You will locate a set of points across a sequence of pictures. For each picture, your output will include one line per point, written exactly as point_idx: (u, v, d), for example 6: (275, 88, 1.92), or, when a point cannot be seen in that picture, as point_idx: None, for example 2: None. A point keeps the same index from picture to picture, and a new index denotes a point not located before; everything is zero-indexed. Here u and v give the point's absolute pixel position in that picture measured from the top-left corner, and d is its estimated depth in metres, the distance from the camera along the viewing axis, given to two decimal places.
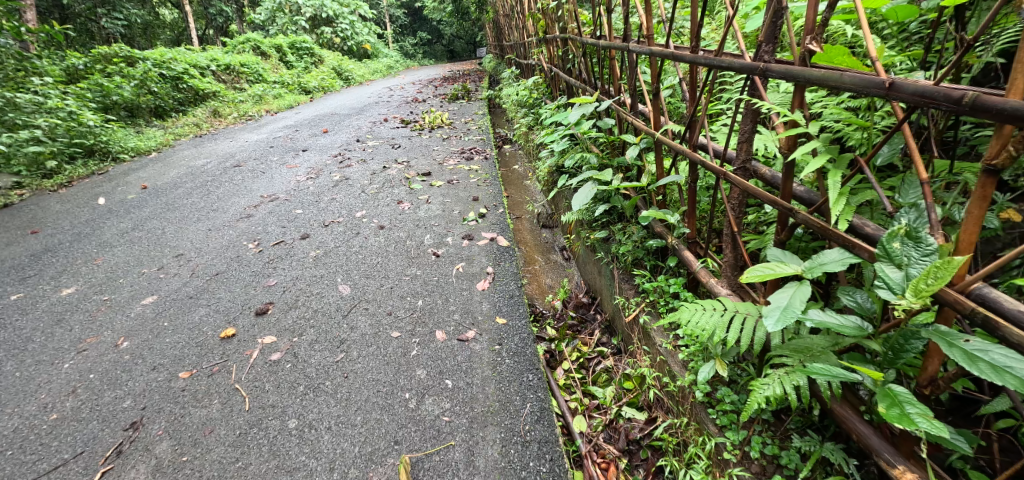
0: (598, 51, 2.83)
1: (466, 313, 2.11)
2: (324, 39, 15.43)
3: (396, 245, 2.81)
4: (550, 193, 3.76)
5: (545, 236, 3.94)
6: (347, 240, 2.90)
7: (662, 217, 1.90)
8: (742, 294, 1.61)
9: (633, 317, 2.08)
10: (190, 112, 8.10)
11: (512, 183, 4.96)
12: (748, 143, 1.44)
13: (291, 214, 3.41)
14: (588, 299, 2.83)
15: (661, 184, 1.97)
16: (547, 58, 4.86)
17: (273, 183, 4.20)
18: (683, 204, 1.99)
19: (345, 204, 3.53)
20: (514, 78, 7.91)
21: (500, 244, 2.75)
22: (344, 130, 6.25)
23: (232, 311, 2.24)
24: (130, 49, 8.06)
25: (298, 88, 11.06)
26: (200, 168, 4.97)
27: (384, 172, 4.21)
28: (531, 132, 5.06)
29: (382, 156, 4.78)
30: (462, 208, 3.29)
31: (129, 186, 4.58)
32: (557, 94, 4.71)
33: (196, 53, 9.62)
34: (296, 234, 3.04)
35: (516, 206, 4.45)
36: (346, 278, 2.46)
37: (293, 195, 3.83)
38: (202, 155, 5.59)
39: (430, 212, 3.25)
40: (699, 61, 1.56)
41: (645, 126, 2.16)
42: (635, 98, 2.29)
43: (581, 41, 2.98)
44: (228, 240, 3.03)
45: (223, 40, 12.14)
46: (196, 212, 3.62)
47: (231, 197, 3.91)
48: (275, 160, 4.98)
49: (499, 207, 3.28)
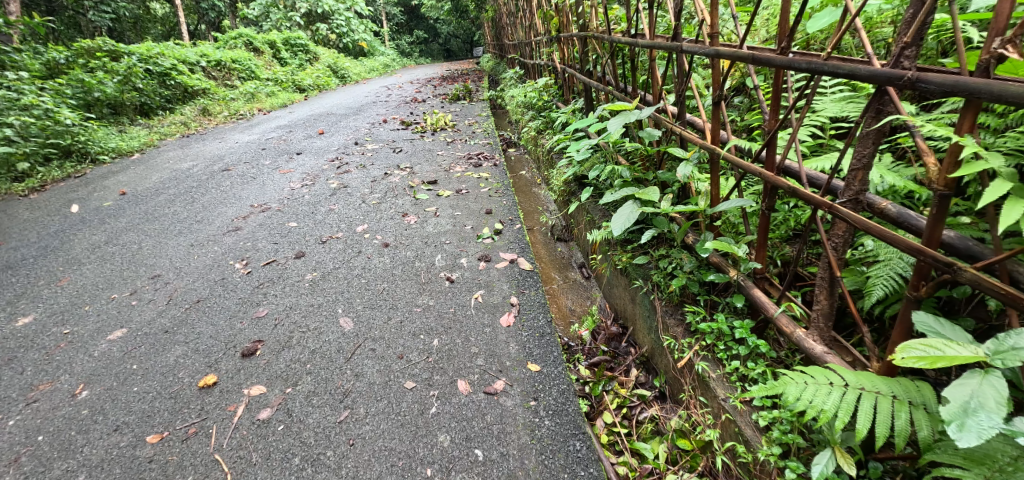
0: (631, 54, 2.54)
1: (491, 357, 1.79)
2: (319, 36, 15.05)
3: (404, 266, 2.51)
4: (567, 205, 3.48)
5: (560, 250, 3.64)
6: (348, 260, 2.58)
7: (729, 249, 1.59)
8: (840, 350, 1.31)
9: (685, 361, 1.75)
10: (178, 109, 7.72)
11: (520, 190, 4.64)
12: (866, 170, 1.12)
13: (284, 227, 3.08)
14: (618, 329, 2.53)
15: (725, 208, 1.66)
16: (560, 59, 4.57)
17: (264, 190, 3.86)
18: (749, 232, 1.68)
19: (344, 216, 3.21)
20: (519, 78, 7.61)
21: (521, 267, 2.44)
22: (341, 131, 5.90)
23: (215, 352, 1.93)
24: (114, 43, 7.67)
25: (292, 85, 10.68)
26: (185, 171, 4.61)
27: (386, 180, 3.88)
28: (541, 137, 4.75)
29: (384, 160, 4.44)
30: (474, 222, 2.98)
31: (107, 191, 4.23)
32: (571, 97, 4.41)
33: (185, 48, 9.22)
34: (289, 252, 2.71)
35: (527, 217, 4.14)
36: (348, 308, 2.14)
37: (286, 204, 3.49)
38: (188, 157, 5.22)
39: (440, 227, 2.94)
40: (796, 64, 1.24)
41: (698, 139, 1.85)
42: (684, 107, 2.00)
43: (611, 40, 2.68)
44: (211, 259, 2.70)
45: (216, 36, 11.76)
46: (178, 224, 3.28)
47: (218, 206, 3.57)
48: (267, 164, 4.63)
49: (517, 221, 2.97)
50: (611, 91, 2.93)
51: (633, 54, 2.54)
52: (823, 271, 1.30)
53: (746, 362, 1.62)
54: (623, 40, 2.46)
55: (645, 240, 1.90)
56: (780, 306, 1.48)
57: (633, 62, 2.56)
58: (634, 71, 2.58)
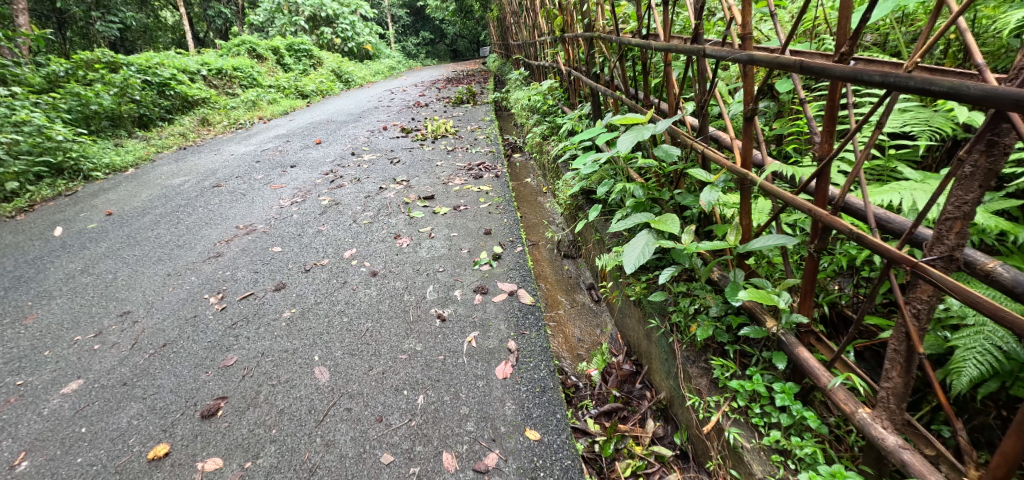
0: (643, 57, 2.27)
1: (483, 422, 1.55)
2: (324, 40, 14.91)
3: (392, 299, 2.27)
4: (574, 220, 3.24)
5: (567, 269, 3.40)
6: (331, 293, 2.35)
7: (769, 301, 1.35)
8: (915, 436, 1.11)
9: (713, 424, 1.49)
10: (177, 120, 7.57)
11: (525, 200, 4.40)
12: (966, 220, 0.89)
13: (267, 253, 2.85)
14: (631, 368, 2.28)
15: (762, 248, 1.41)
16: (564, 60, 4.31)
17: (252, 209, 3.64)
18: (791, 274, 1.44)
19: (332, 238, 2.98)
20: (523, 80, 7.34)
21: (521, 300, 2.19)
22: (339, 141, 5.68)
23: (172, 411, 1.70)
24: (113, 55, 7.55)
25: (294, 92, 10.52)
26: (175, 188, 4.42)
27: (381, 195, 3.65)
28: (546, 145, 4.50)
29: (380, 173, 4.21)
30: (472, 244, 2.73)
31: (93, 211, 4.05)
32: (578, 101, 4.17)
33: (186, 57, 9.10)
34: (269, 283, 2.49)
35: (532, 230, 3.89)
36: (326, 355, 1.90)
37: (273, 225, 3.27)
38: (181, 172, 5.03)
39: (434, 251, 2.70)
40: (866, 77, 0.99)
41: (726, 160, 1.59)
42: (705, 120, 1.74)
43: (619, 41, 2.41)
44: (185, 292, 2.48)
45: (219, 44, 11.66)
46: (157, 249, 3.08)
47: (202, 228, 3.36)
48: (259, 178, 4.42)
49: (519, 242, 2.72)
50: (619, 98, 2.66)
51: (645, 57, 2.27)
52: (897, 342, 1.07)
53: (788, 434, 1.38)
54: (634, 42, 2.19)
55: (663, 281, 1.64)
56: (836, 376, 1.24)
57: (644, 66, 2.29)
58: (646, 76, 2.31)
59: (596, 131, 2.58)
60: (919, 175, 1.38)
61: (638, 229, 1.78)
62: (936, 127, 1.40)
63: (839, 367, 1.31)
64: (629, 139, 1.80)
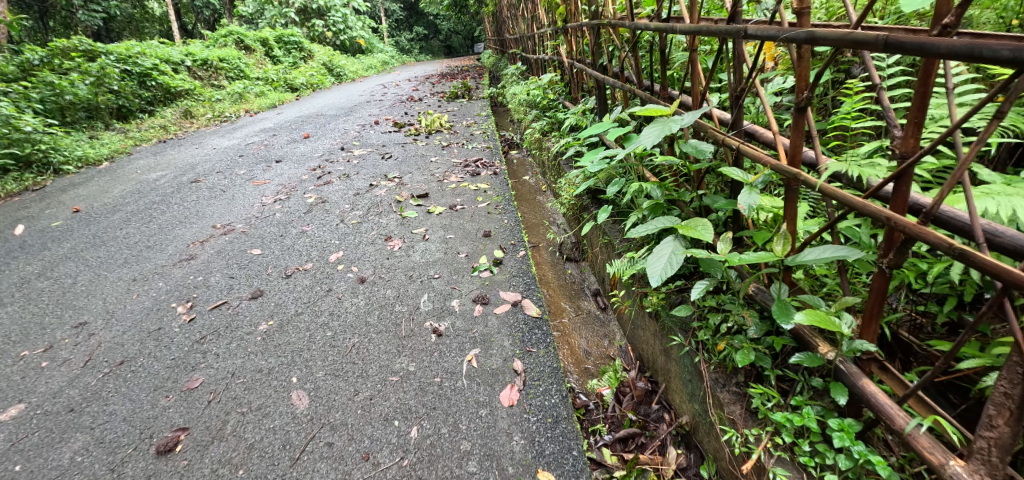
0: (661, 44, 2.06)
1: (487, 461, 1.33)
2: (315, 33, 14.54)
3: (382, 310, 2.04)
4: (579, 222, 3.03)
5: (570, 273, 3.19)
6: (313, 303, 2.11)
7: (832, 326, 1.14)
8: None
9: (753, 463, 1.30)
10: (159, 112, 7.23)
11: (523, 199, 4.18)
12: None
13: (244, 255, 2.60)
14: (645, 387, 2.07)
15: (818, 262, 1.22)
16: (567, 52, 4.09)
17: (231, 206, 3.37)
18: (847, 292, 1.25)
19: (317, 240, 2.73)
20: (521, 75, 7.10)
21: (527, 312, 1.96)
22: (328, 135, 5.41)
23: (123, 446, 1.46)
24: (91, 42, 7.19)
25: (284, 84, 10.19)
26: (150, 184, 4.13)
27: (371, 192, 3.41)
28: (546, 141, 4.27)
29: (371, 169, 3.95)
30: (470, 248, 2.51)
31: (59, 208, 3.75)
32: (580, 94, 3.95)
33: (170, 47, 8.75)
34: (245, 291, 2.25)
35: (532, 231, 3.67)
36: (305, 376, 1.67)
37: (253, 224, 3.02)
38: (159, 166, 4.74)
39: (428, 254, 2.47)
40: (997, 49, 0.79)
41: (767, 157, 1.38)
42: (738, 111, 1.53)
43: (633, 27, 2.20)
44: (150, 301, 2.24)
45: (206, 35, 11.28)
46: (125, 251, 2.81)
47: (176, 228, 3.10)
48: (241, 174, 4.15)
49: (522, 246, 2.50)
50: (631, 89, 2.45)
51: (663, 44, 2.06)
52: (1009, 385, 0.89)
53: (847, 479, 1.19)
54: (652, 26, 1.98)
55: (696, 298, 1.42)
56: (917, 418, 1.06)
57: (662, 54, 2.08)
58: (663, 64, 2.10)
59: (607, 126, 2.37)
60: (999, 177, 1.19)
61: (663, 236, 1.56)
62: (1012, 123, 1.20)
63: (913, 404, 1.13)
64: (656, 134, 1.56)
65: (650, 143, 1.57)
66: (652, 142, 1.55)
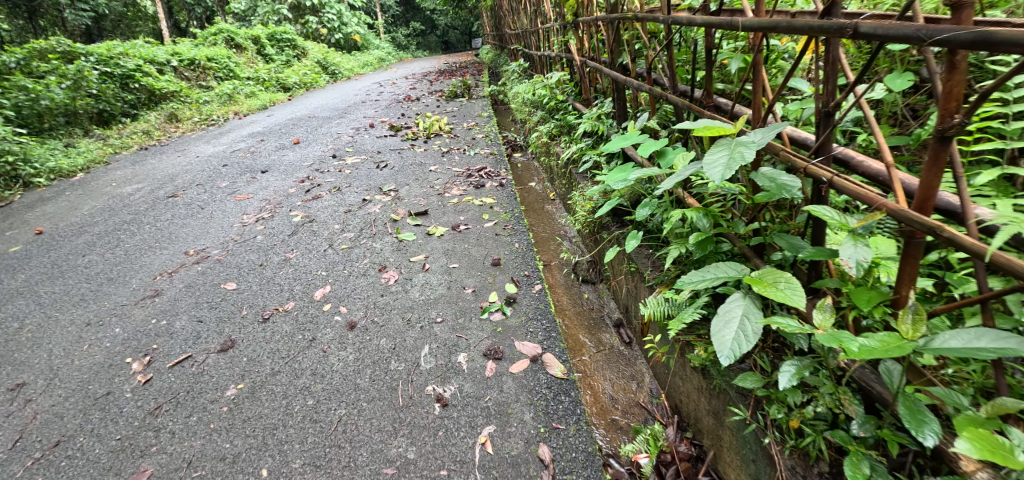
0: (707, 45, 1.73)
1: None
2: (309, 30, 14.10)
3: (375, 365, 1.71)
4: (599, 243, 2.70)
5: (588, 298, 2.86)
6: (293, 358, 1.78)
7: (1011, 461, 0.79)
8: None
9: None
10: (143, 115, 6.87)
11: (531, 208, 3.83)
12: None
13: (217, 291, 2.26)
14: (689, 452, 1.73)
15: (969, 354, 0.86)
16: (578, 49, 3.73)
17: (208, 227, 3.03)
18: (1008, 393, 0.89)
19: (302, 271, 2.39)
20: (524, 73, 6.72)
21: (551, 373, 1.61)
22: (319, 141, 5.05)
23: None
24: (70, 43, 6.82)
25: (276, 84, 9.80)
26: (123, 199, 3.78)
27: (364, 209, 3.07)
28: (555, 147, 3.92)
29: (364, 181, 3.60)
30: (478, 280, 2.18)
31: (21, 229, 3.41)
32: (593, 96, 3.61)
33: (155, 47, 8.37)
34: (213, 341, 1.91)
35: (542, 246, 3.34)
36: (280, 469, 1.36)
37: (231, 250, 2.68)
38: (135, 178, 4.39)
39: (429, 288, 2.14)
40: None
41: (880, 198, 1.03)
42: (827, 132, 1.19)
43: (671, 23, 1.86)
44: (104, 355, 1.92)
45: (195, 34, 10.88)
46: (84, 286, 2.48)
47: (144, 254, 2.76)
48: (223, 187, 3.79)
49: (538, 278, 2.17)
50: (664, 95, 2.11)
51: (710, 44, 1.72)
52: None
53: None
54: (700, 21, 1.64)
55: (785, 386, 1.12)
56: None
57: (709, 56, 1.74)
58: (708, 66, 1.77)
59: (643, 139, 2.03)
60: None
61: (731, 292, 1.22)
62: None
63: None
64: (730, 159, 1.19)
65: (722, 173, 1.18)
66: (730, 172, 1.17)
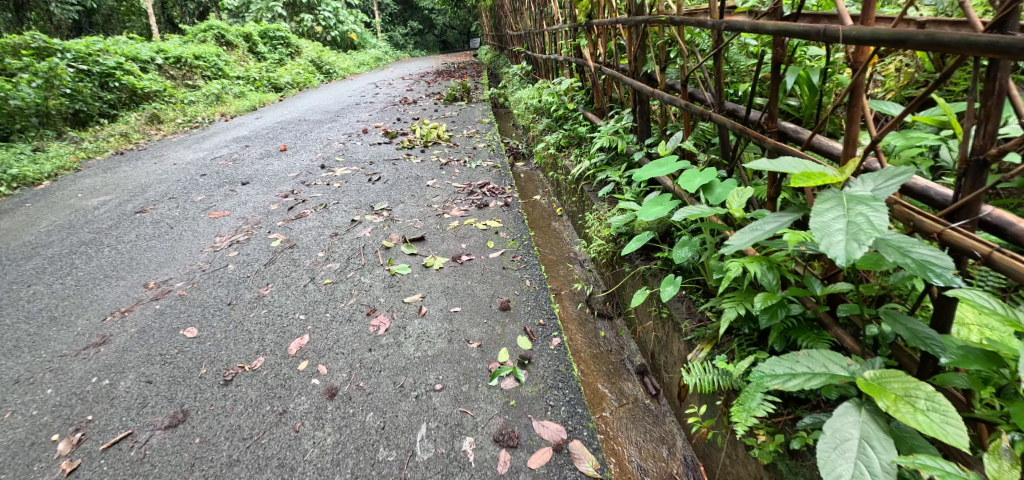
0: (775, 58, 1.38)
1: None
2: (304, 27, 13.70)
3: (360, 452, 1.37)
4: (620, 276, 2.38)
5: (605, 338, 2.51)
6: (258, 439, 1.43)
7: None
8: None
9: None
10: (122, 116, 6.47)
11: (537, 225, 3.48)
12: None
13: (174, 341, 1.92)
14: None
15: None
16: (590, 54, 3.40)
17: (174, 253, 2.67)
18: None
19: (276, 313, 2.04)
20: (526, 76, 6.38)
21: (582, 470, 1.29)
22: (307, 148, 4.68)
23: None
24: (45, 38, 6.39)
25: (266, 84, 9.41)
26: (86, 215, 3.41)
27: (353, 232, 2.73)
28: (564, 160, 3.58)
29: (354, 197, 3.25)
30: (485, 329, 1.85)
31: None
32: (608, 105, 3.29)
33: (139, 44, 7.95)
34: (162, 413, 1.56)
35: (551, 271, 2.98)
36: None
37: (198, 283, 2.33)
38: (103, 189, 4.01)
39: (426, 339, 1.81)
40: None
41: None
42: (983, 186, 0.89)
43: (726, 30, 1.52)
44: (25, 429, 1.56)
45: (184, 30, 10.46)
46: (19, 327, 2.11)
47: (97, 286, 2.39)
48: (198, 202, 3.43)
49: (555, 329, 1.84)
50: (706, 114, 1.78)
51: (780, 57, 1.38)
52: None
53: None
54: (771, 29, 1.30)
55: None
56: None
57: (776, 71, 1.39)
58: (773, 82, 1.42)
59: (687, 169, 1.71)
60: None
61: (842, 405, 0.95)
62: None
63: None
64: (850, 225, 0.87)
65: (844, 245, 0.86)
66: (859, 246, 0.83)
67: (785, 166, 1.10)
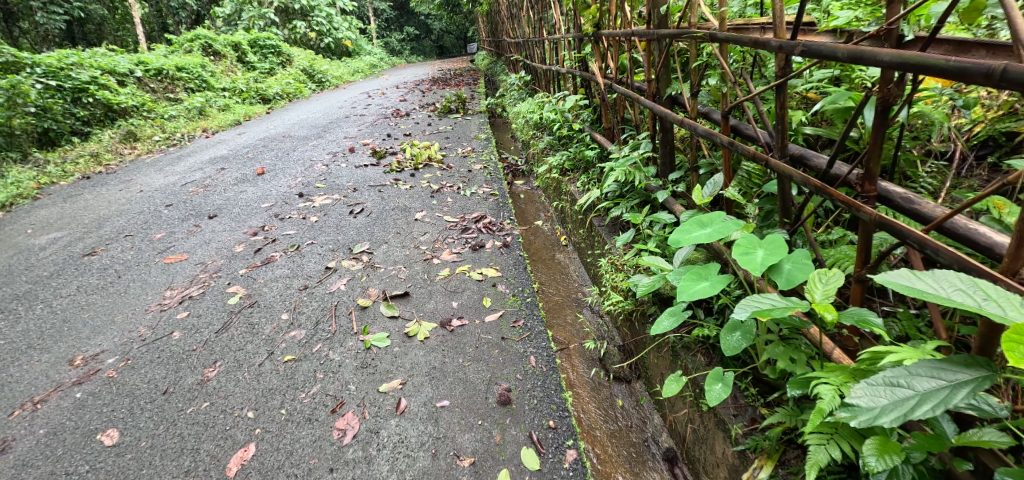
0: (881, 97, 0.99)
1: None
2: (297, 35, 13.33)
3: None
4: (645, 341, 1.95)
5: (623, 408, 1.97)
6: None
7: None
8: None
9: None
10: (95, 134, 6.06)
11: (539, 257, 3.00)
12: None
13: (88, 451, 1.53)
14: None
15: None
16: (598, 68, 3.01)
17: (114, 314, 2.27)
18: None
19: (219, 408, 1.64)
20: (525, 86, 5.97)
21: None
22: (287, 171, 4.28)
23: None
24: (13, 52, 5.99)
25: (254, 95, 9.00)
26: (29, 258, 3.01)
27: (325, 284, 2.33)
28: (569, 186, 3.17)
29: (331, 235, 2.85)
30: (478, 435, 1.45)
31: None
32: (619, 127, 2.89)
33: (118, 56, 7.54)
34: None
35: (556, 318, 2.46)
36: None
37: (132, 359, 1.93)
38: (57, 223, 3.61)
39: (401, 453, 1.41)
40: None
41: None
42: None
43: (802, 55, 1.12)
44: None
45: (171, 40, 10.05)
46: None
47: (12, 363, 2.00)
48: (155, 241, 3.03)
49: (569, 434, 1.45)
50: (760, 157, 1.38)
51: (890, 97, 0.98)
52: None
53: None
54: (888, 59, 0.90)
55: None
56: None
57: (883, 116, 1.00)
58: (875, 129, 1.03)
59: (742, 237, 1.32)
60: None
61: None
62: None
63: None
64: None
65: None
66: None
67: (943, 289, 0.78)
